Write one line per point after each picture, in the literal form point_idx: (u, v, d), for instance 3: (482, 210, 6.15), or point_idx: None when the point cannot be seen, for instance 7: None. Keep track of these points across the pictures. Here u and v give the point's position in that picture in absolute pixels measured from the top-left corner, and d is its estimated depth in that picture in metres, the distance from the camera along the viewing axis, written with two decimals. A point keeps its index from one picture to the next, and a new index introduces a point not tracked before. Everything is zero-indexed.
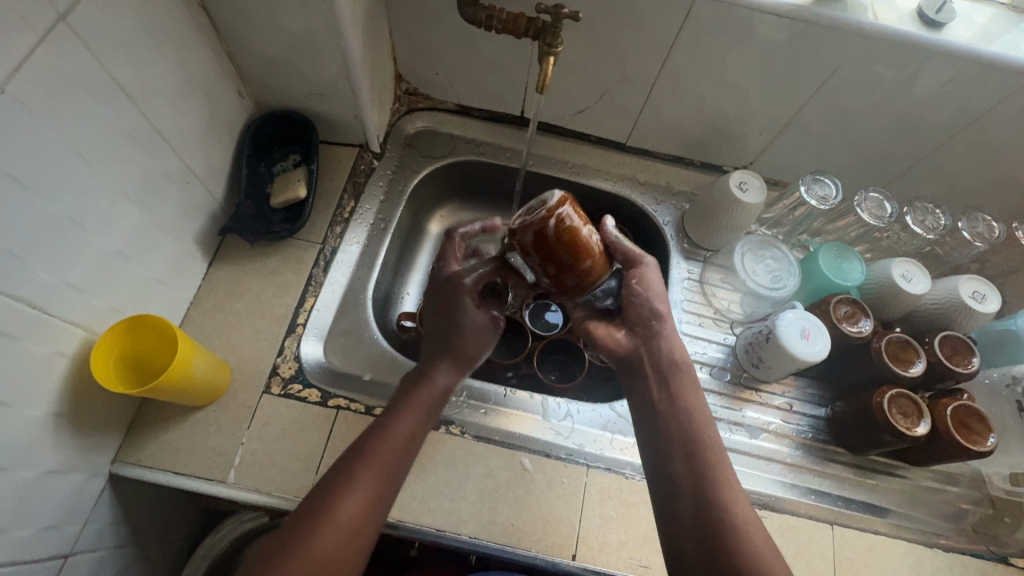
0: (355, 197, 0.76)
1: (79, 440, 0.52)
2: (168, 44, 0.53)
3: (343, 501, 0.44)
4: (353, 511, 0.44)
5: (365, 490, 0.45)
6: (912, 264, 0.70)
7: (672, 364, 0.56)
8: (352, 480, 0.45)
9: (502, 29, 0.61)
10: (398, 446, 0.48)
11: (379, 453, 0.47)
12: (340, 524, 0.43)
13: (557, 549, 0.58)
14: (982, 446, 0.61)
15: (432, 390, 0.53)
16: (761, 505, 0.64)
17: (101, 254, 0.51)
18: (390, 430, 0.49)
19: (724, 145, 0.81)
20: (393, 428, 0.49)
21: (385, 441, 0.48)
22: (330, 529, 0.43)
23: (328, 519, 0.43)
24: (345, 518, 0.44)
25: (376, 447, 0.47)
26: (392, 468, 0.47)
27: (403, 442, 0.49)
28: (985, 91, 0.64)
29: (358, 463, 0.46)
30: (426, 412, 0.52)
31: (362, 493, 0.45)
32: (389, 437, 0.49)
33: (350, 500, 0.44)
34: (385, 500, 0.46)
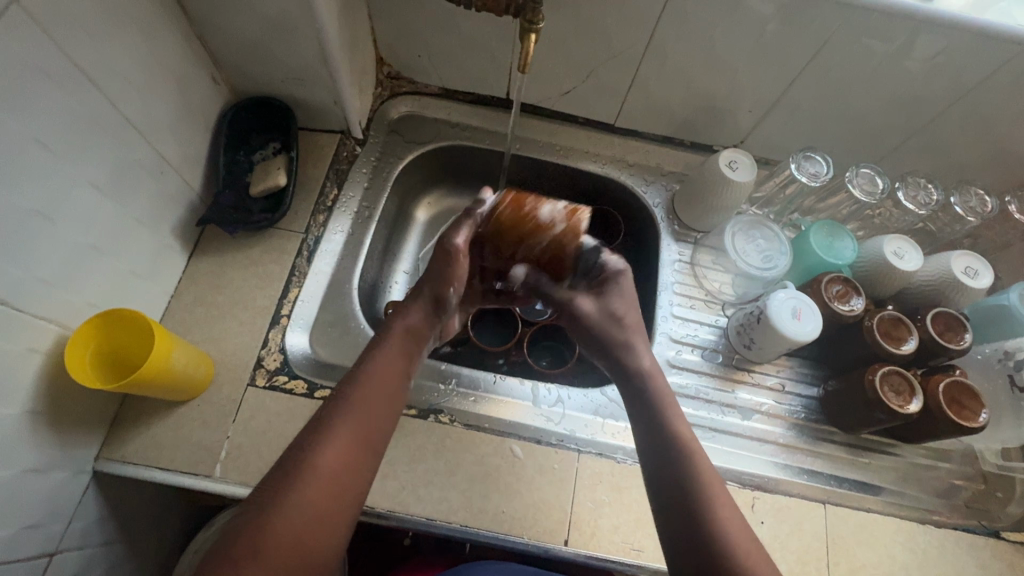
0: (338, 185, 0.75)
1: (58, 438, 0.51)
2: (133, 28, 0.51)
3: (321, 451, 0.44)
4: (332, 460, 0.44)
5: (344, 436, 0.46)
6: (904, 241, 0.69)
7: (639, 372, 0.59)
8: (329, 431, 0.45)
9: (481, 7, 0.59)
10: (376, 392, 0.50)
11: (359, 401, 0.48)
12: (323, 472, 0.43)
13: (549, 534, 0.58)
14: (973, 422, 0.61)
15: (405, 335, 0.55)
16: (754, 486, 0.64)
17: (72, 247, 0.50)
18: (363, 379, 0.50)
19: (714, 124, 0.80)
20: (367, 378, 0.50)
21: (365, 405, 0.48)
22: (313, 477, 0.43)
23: (308, 466, 0.43)
24: (327, 464, 0.44)
25: (352, 396, 0.48)
26: (371, 412, 0.48)
27: (382, 387, 0.50)
28: (980, 60, 0.62)
29: (336, 413, 0.47)
30: (402, 356, 0.54)
31: (341, 440, 0.45)
32: (368, 401, 0.49)
33: (329, 446, 0.45)
34: (367, 446, 0.47)
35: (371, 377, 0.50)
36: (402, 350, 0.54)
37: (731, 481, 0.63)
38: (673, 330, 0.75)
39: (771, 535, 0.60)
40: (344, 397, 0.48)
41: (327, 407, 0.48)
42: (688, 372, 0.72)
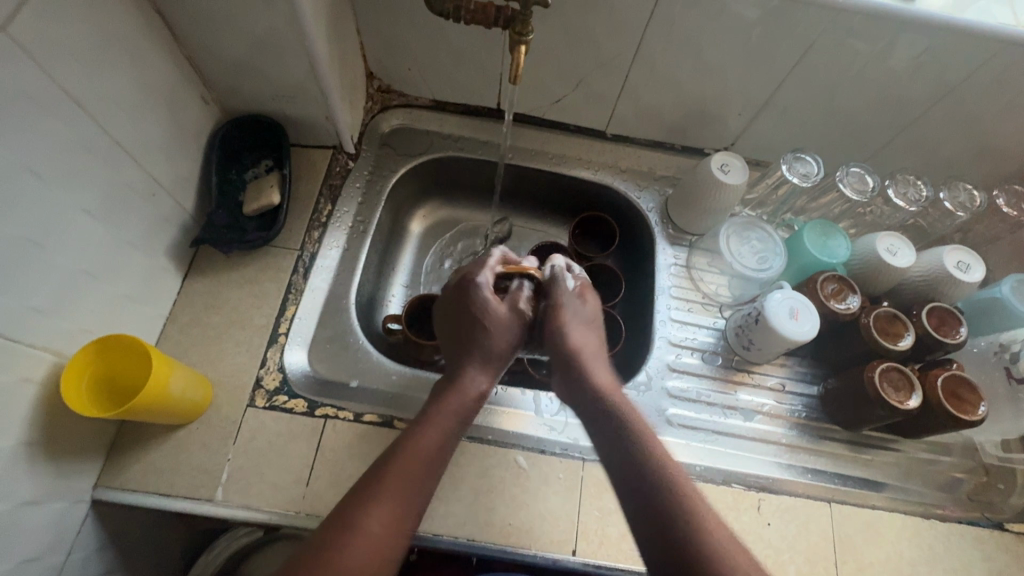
0: (332, 200, 0.74)
1: (55, 468, 0.50)
2: (122, 52, 0.51)
3: (370, 515, 0.42)
4: (379, 527, 0.42)
5: (392, 497, 0.44)
6: (896, 238, 0.70)
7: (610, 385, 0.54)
8: (377, 493, 0.43)
9: (471, 20, 0.59)
10: (426, 452, 0.47)
11: (404, 466, 0.45)
12: (368, 540, 0.41)
13: (557, 545, 0.57)
14: (973, 415, 0.62)
15: (467, 397, 0.53)
16: (759, 487, 0.64)
17: (64, 274, 0.49)
18: (412, 440, 0.47)
19: (704, 128, 0.80)
20: (423, 435, 0.48)
21: (410, 469, 0.45)
22: (355, 546, 0.41)
23: (354, 533, 0.41)
24: (373, 528, 0.42)
25: (402, 453, 0.46)
26: (420, 478, 0.46)
27: (430, 446, 0.48)
28: (961, 59, 0.63)
29: (386, 472, 0.45)
30: (454, 422, 0.51)
31: (388, 502, 0.43)
32: (414, 463, 0.46)
33: (375, 513, 0.42)
34: (412, 513, 0.44)
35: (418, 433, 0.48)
36: (448, 408, 0.51)
37: (735, 483, 0.64)
38: (671, 334, 0.75)
39: (778, 536, 0.60)
40: (387, 458, 0.46)
41: (376, 467, 0.45)
42: (688, 375, 0.72)
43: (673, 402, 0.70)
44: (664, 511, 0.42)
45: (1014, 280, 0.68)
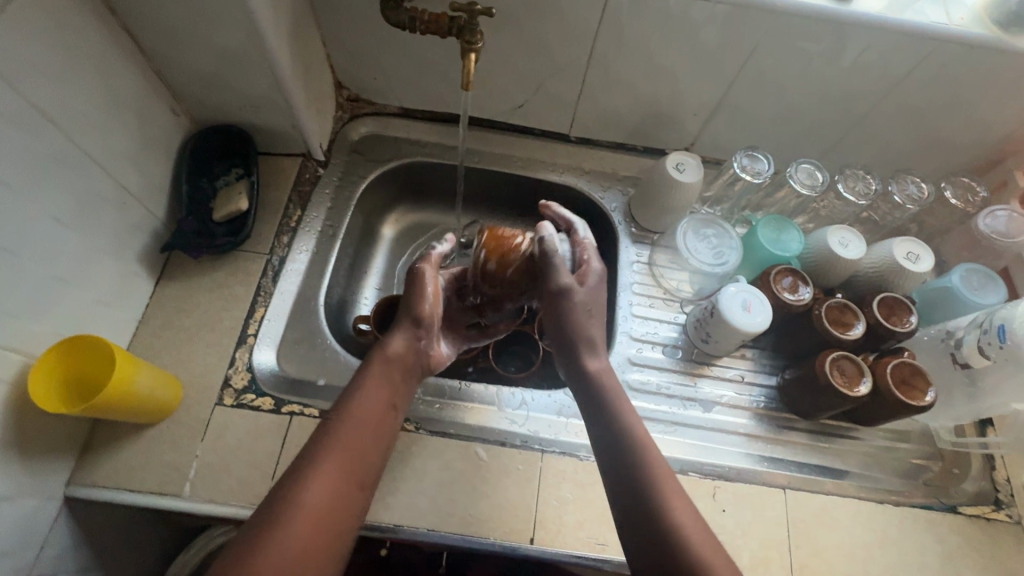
0: (302, 206, 0.77)
1: (26, 465, 0.52)
2: (89, 67, 0.54)
3: (312, 486, 0.46)
4: (322, 495, 0.46)
5: (331, 468, 0.48)
6: (848, 231, 0.72)
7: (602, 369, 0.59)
8: (317, 466, 0.48)
9: (425, 30, 0.63)
10: (362, 417, 0.52)
11: (342, 434, 0.50)
12: (310, 508, 0.45)
13: (515, 534, 0.59)
14: (921, 401, 0.64)
15: (394, 365, 0.57)
16: (716, 475, 0.65)
17: (34, 278, 0.52)
18: (351, 411, 0.52)
19: (663, 129, 0.83)
20: (355, 410, 0.53)
21: (350, 436, 0.51)
22: (297, 516, 0.44)
23: (297, 504, 0.45)
24: (313, 499, 0.46)
25: (340, 431, 0.51)
26: (354, 448, 0.50)
27: (369, 411, 0.53)
28: (899, 56, 0.66)
29: (326, 446, 0.49)
30: (390, 397, 0.56)
31: (329, 472, 0.48)
32: (353, 431, 0.51)
33: (317, 485, 0.46)
34: (352, 479, 0.49)
35: (358, 405, 0.53)
36: (382, 381, 0.56)
37: (692, 472, 0.65)
38: (633, 329, 0.77)
39: (733, 522, 0.62)
40: (326, 431, 0.51)
41: (312, 442, 0.50)
42: (649, 368, 0.74)
43: (634, 395, 0.72)
44: (665, 540, 0.48)
45: (964, 270, 0.71)
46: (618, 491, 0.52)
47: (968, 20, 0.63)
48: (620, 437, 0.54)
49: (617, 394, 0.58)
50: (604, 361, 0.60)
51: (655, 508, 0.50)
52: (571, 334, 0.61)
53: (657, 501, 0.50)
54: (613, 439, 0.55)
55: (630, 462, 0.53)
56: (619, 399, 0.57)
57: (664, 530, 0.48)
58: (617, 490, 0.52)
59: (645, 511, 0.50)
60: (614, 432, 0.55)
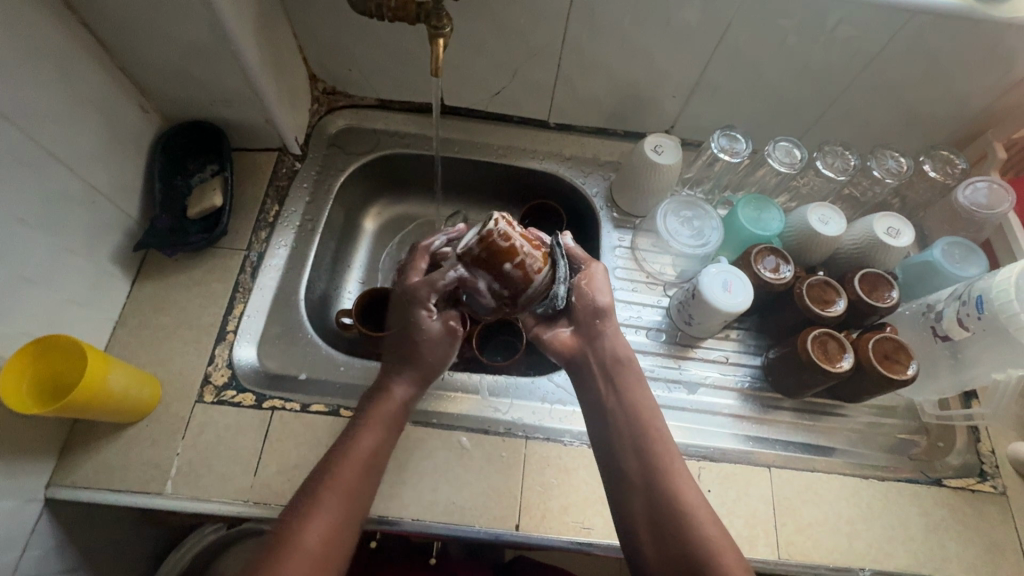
0: (279, 201, 0.76)
1: (2, 468, 0.52)
2: (49, 64, 0.53)
3: (309, 525, 0.48)
4: (319, 534, 0.48)
5: (331, 506, 0.50)
6: (827, 208, 0.72)
7: (616, 361, 0.59)
8: (316, 504, 0.50)
9: (392, 17, 0.61)
10: (358, 455, 0.54)
11: (339, 474, 0.52)
12: (312, 547, 0.48)
13: (500, 521, 0.59)
14: (902, 374, 0.63)
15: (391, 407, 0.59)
16: (701, 456, 0.65)
17: (2, 280, 0.51)
18: (347, 451, 0.54)
19: (642, 112, 0.82)
20: (353, 450, 0.54)
21: (346, 475, 0.52)
22: (299, 555, 0.47)
23: (298, 544, 0.47)
24: (311, 540, 0.48)
25: (336, 468, 0.52)
26: (354, 484, 0.52)
27: (365, 449, 0.55)
28: (873, 29, 0.65)
29: (324, 485, 0.51)
30: (388, 427, 0.57)
31: (326, 512, 0.49)
32: (350, 470, 0.53)
33: (315, 525, 0.49)
34: (350, 517, 0.51)
35: (354, 443, 0.55)
36: (377, 421, 0.57)
37: (677, 453, 0.65)
38: (617, 314, 0.77)
39: (719, 502, 0.62)
40: (325, 468, 0.53)
41: (312, 480, 0.52)
42: (633, 352, 0.74)
43: None
44: (670, 520, 0.50)
45: (946, 243, 0.71)
46: (617, 468, 0.55)
47: None
48: (625, 419, 0.56)
49: (630, 377, 0.59)
50: (613, 342, 0.60)
51: (663, 489, 0.52)
52: (582, 321, 0.61)
53: (666, 483, 0.52)
54: (623, 419, 0.56)
55: (637, 445, 0.55)
56: (633, 383, 0.58)
57: (675, 517, 0.50)
58: (624, 469, 0.54)
59: (646, 488, 0.52)
60: (621, 416, 0.57)
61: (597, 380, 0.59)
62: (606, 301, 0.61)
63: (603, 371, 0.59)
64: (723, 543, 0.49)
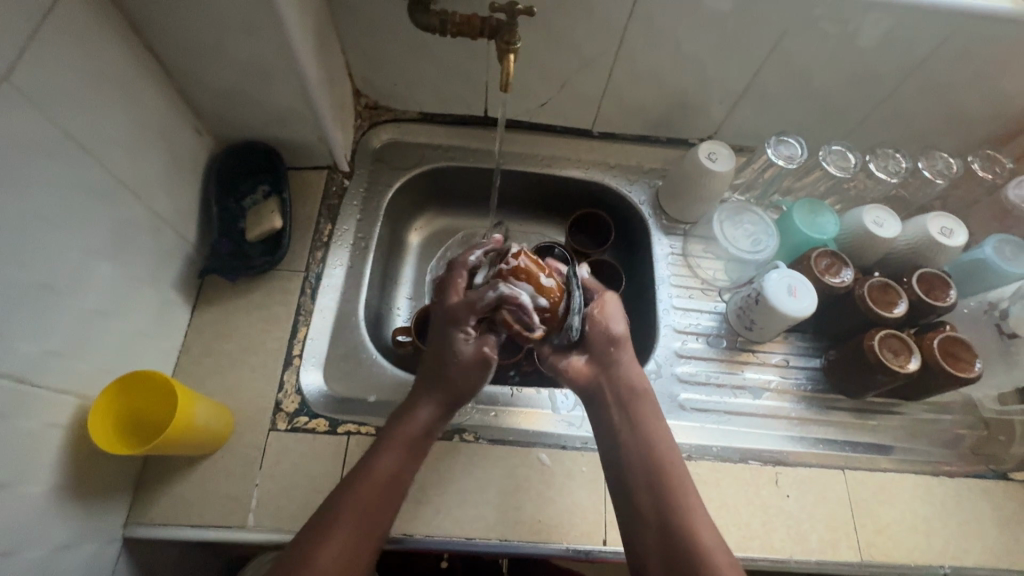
0: (332, 219, 0.75)
1: (85, 510, 0.50)
2: (117, 91, 0.52)
3: (324, 550, 0.44)
4: (332, 562, 0.44)
5: (348, 528, 0.46)
6: (881, 210, 0.73)
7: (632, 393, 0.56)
8: (332, 525, 0.45)
9: (456, 32, 0.61)
10: (382, 475, 0.49)
11: (359, 495, 0.47)
12: (328, 571, 0.43)
13: (586, 537, 0.59)
14: (970, 372, 0.65)
15: (416, 430, 0.53)
16: (774, 462, 0.66)
17: (79, 316, 0.49)
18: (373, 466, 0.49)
19: (688, 119, 0.83)
20: (376, 467, 0.49)
21: (365, 493, 0.48)
22: None
23: (312, 566, 0.43)
24: (324, 566, 0.44)
25: (357, 483, 0.48)
26: (372, 509, 0.47)
27: (389, 470, 0.50)
28: (927, 34, 0.66)
29: (341, 504, 0.47)
30: (414, 449, 0.52)
31: (342, 537, 0.45)
32: (370, 488, 0.48)
33: (330, 550, 0.44)
34: (366, 545, 0.46)
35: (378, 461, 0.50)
36: (401, 438, 0.52)
37: (751, 460, 0.65)
38: (675, 322, 0.77)
39: (797, 507, 0.62)
40: (346, 484, 0.48)
41: (334, 496, 0.48)
42: (695, 359, 0.74)
43: (684, 387, 0.72)
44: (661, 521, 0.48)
45: (996, 241, 0.72)
46: (615, 458, 0.53)
47: None
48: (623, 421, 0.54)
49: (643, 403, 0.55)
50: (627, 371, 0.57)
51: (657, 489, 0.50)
52: (596, 350, 0.58)
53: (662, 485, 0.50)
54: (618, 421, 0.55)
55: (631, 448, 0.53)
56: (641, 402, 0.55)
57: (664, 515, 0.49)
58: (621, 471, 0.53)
59: (634, 479, 0.51)
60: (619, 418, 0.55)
61: (610, 407, 0.56)
62: (621, 330, 0.58)
63: (619, 395, 0.56)
64: (709, 537, 0.47)
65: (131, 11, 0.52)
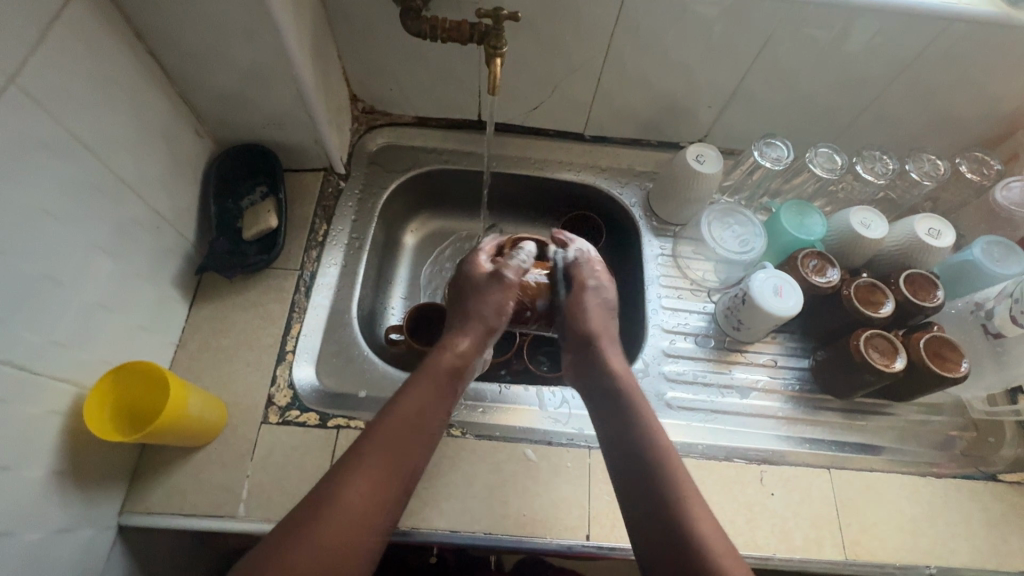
0: (327, 220, 0.77)
1: (82, 497, 0.52)
2: (121, 95, 0.54)
3: (350, 486, 0.45)
4: (359, 497, 0.44)
5: (373, 473, 0.46)
6: (868, 211, 0.73)
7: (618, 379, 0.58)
8: (359, 464, 0.46)
9: (447, 38, 0.63)
10: (410, 416, 0.50)
11: (386, 436, 0.48)
12: (348, 511, 0.44)
13: (570, 532, 0.59)
14: (956, 372, 0.65)
15: (444, 367, 0.55)
16: (761, 460, 0.66)
17: (79, 309, 0.51)
18: (398, 407, 0.50)
19: (678, 122, 0.84)
20: (403, 409, 0.50)
21: (392, 434, 0.48)
22: (334, 516, 0.43)
23: (333, 508, 0.43)
24: (349, 503, 0.44)
25: (385, 424, 0.49)
26: (398, 449, 0.48)
27: (418, 412, 0.51)
28: (912, 37, 0.67)
29: (368, 443, 0.47)
30: (443, 391, 0.53)
31: (368, 475, 0.46)
32: (395, 429, 0.49)
33: (355, 487, 0.45)
34: (394, 483, 0.47)
35: (405, 404, 0.51)
36: (427, 381, 0.53)
37: (737, 458, 0.66)
38: (664, 321, 0.78)
39: (782, 505, 0.63)
40: (372, 427, 0.49)
41: (364, 436, 0.48)
42: (683, 359, 0.75)
43: (671, 386, 0.73)
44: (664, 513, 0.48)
45: (985, 242, 0.72)
46: (618, 453, 0.53)
47: None
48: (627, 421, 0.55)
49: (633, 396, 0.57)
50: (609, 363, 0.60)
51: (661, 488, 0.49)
52: (575, 339, 0.63)
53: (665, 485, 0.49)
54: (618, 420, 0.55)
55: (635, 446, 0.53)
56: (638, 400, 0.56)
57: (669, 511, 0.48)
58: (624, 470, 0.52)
59: (637, 474, 0.51)
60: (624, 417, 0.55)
61: (600, 401, 0.58)
62: (599, 317, 0.64)
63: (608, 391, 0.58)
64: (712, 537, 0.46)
65: (135, 18, 0.54)
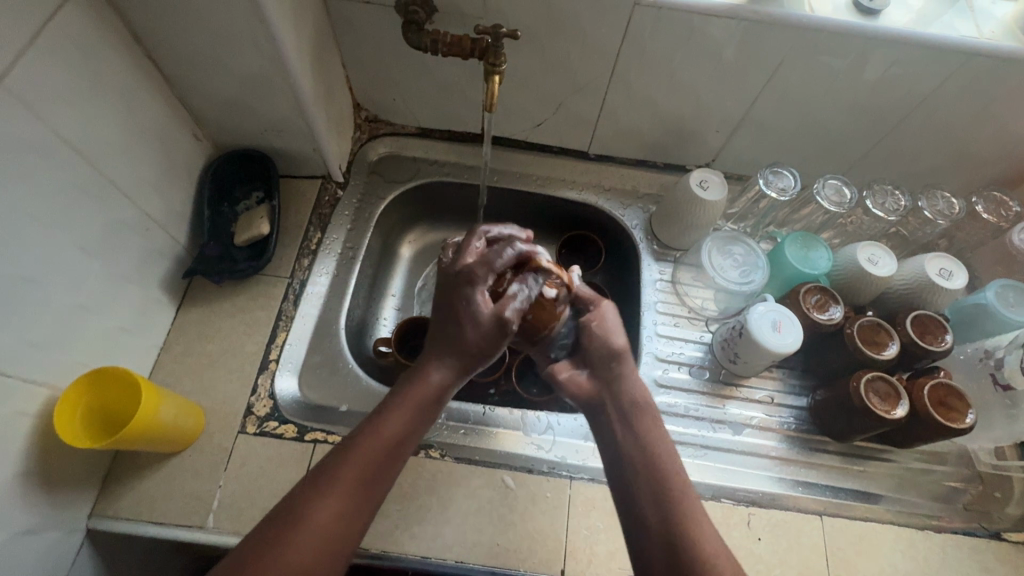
0: (322, 228, 0.77)
1: (49, 499, 0.52)
2: (115, 97, 0.54)
3: (318, 508, 0.42)
4: (326, 519, 0.42)
5: (343, 490, 0.43)
6: (877, 247, 0.71)
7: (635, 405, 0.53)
8: (325, 487, 0.43)
9: (448, 52, 0.63)
10: (384, 440, 0.45)
11: (358, 456, 0.44)
12: (314, 532, 0.41)
13: (544, 565, 0.57)
14: (961, 423, 0.61)
15: (426, 392, 0.48)
16: (749, 502, 0.63)
17: (60, 310, 0.51)
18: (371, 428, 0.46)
19: (684, 145, 0.82)
20: (381, 434, 0.45)
21: (363, 460, 0.44)
22: (302, 536, 0.41)
23: (301, 524, 0.41)
24: (317, 524, 0.41)
25: (358, 444, 0.45)
26: (371, 467, 0.44)
27: (392, 436, 0.46)
28: (928, 71, 0.65)
29: (337, 466, 0.44)
30: (422, 412, 0.47)
31: (336, 496, 0.42)
32: (368, 451, 0.45)
33: (323, 509, 0.42)
34: (365, 503, 0.44)
35: (378, 428, 0.46)
36: (406, 403, 0.47)
37: (724, 498, 0.64)
38: (659, 349, 0.75)
39: (768, 550, 0.60)
40: (343, 446, 0.45)
41: (332, 456, 0.45)
42: (675, 390, 0.73)
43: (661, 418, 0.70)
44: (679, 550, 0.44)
45: (999, 286, 0.68)
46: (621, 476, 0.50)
47: (999, 34, 0.62)
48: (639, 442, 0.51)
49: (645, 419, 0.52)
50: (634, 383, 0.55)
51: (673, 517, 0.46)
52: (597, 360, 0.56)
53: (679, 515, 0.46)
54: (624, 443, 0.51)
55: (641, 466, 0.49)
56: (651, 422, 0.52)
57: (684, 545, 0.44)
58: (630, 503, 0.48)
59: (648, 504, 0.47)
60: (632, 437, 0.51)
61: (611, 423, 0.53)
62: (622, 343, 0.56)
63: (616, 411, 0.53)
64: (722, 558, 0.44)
65: (134, 21, 0.54)
